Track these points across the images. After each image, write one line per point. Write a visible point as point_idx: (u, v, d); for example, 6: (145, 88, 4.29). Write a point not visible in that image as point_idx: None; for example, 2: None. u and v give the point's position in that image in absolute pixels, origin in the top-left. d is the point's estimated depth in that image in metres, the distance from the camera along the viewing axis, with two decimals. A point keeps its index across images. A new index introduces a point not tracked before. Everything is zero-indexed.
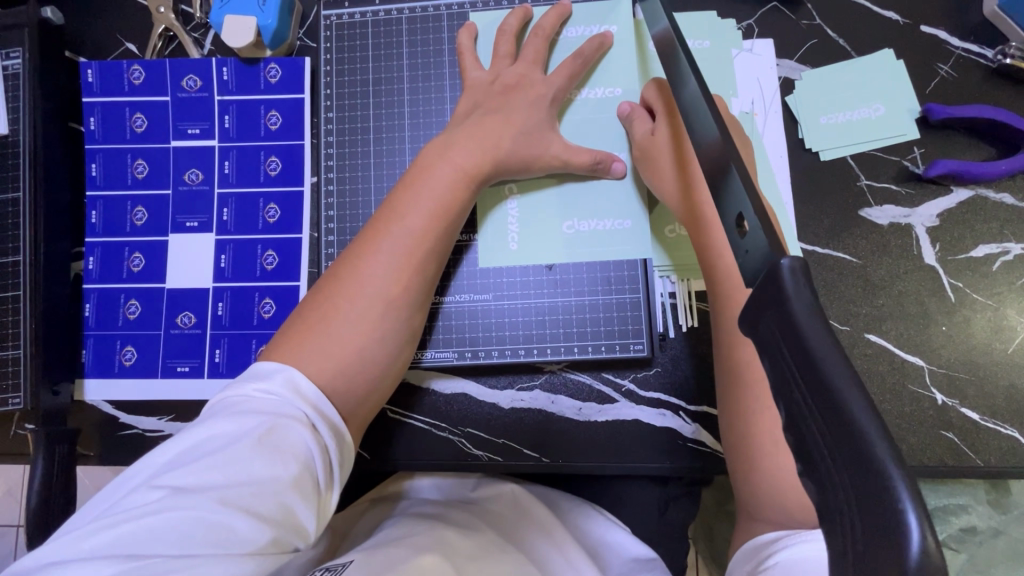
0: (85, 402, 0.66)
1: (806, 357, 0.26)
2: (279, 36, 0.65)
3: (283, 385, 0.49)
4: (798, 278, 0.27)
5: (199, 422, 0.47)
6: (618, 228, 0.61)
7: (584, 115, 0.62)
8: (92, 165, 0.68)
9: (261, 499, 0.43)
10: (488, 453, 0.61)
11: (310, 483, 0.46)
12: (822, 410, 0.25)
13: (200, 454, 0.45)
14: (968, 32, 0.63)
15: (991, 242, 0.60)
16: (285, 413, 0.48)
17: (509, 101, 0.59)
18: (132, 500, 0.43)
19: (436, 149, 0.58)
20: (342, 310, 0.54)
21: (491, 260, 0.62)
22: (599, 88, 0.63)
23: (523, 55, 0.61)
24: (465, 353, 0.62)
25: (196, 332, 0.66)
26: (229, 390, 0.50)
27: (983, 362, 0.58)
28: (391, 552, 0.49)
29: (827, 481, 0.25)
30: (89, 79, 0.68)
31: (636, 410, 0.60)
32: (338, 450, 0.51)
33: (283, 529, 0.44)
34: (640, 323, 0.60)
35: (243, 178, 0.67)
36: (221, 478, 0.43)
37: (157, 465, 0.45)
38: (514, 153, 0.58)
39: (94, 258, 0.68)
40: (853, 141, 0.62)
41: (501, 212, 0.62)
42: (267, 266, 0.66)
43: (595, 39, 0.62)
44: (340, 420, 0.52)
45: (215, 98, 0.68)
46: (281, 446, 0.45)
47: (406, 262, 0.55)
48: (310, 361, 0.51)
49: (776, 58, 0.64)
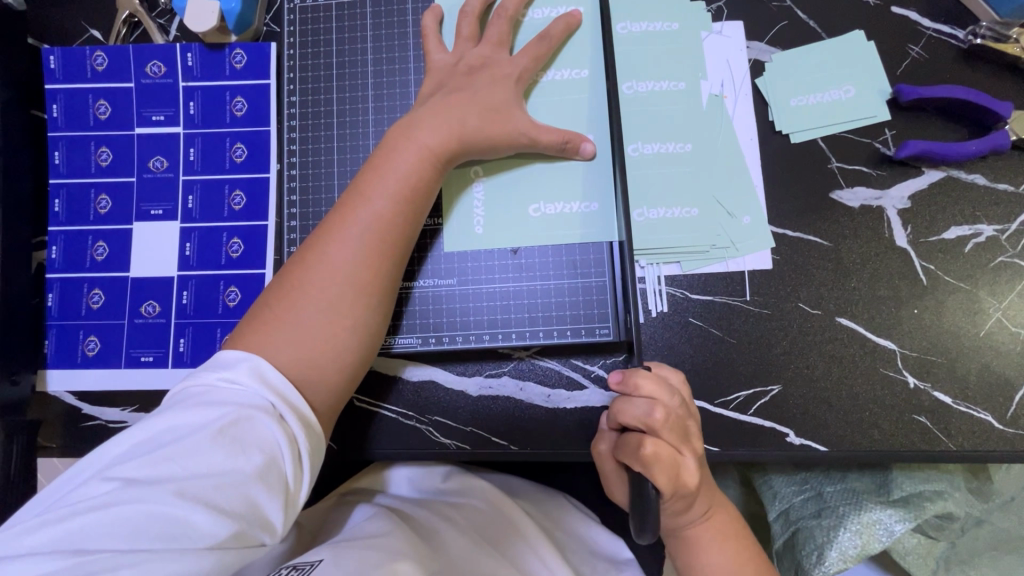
0: (48, 393, 0.65)
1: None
2: (244, 20, 0.65)
3: (248, 374, 0.48)
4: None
5: (159, 412, 0.46)
6: (585, 211, 0.60)
7: (551, 98, 0.61)
8: (55, 153, 0.67)
9: (221, 492, 0.43)
10: (456, 442, 0.60)
11: (275, 475, 0.45)
12: None
13: (158, 446, 0.44)
14: (939, 13, 0.62)
15: (964, 224, 0.59)
16: (248, 403, 0.47)
17: (472, 82, 0.58)
18: (85, 492, 0.42)
19: (403, 130, 0.57)
20: (307, 296, 0.52)
21: (456, 244, 0.61)
22: (565, 70, 0.62)
23: (486, 37, 0.60)
24: (429, 338, 0.60)
25: (160, 321, 0.65)
26: (192, 380, 0.49)
27: (955, 345, 0.58)
28: (363, 553, 0.48)
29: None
30: (52, 66, 0.67)
31: (604, 396, 0.60)
32: (308, 441, 0.49)
33: (245, 522, 0.43)
34: (606, 306, 0.59)
35: (208, 165, 0.66)
36: (179, 471, 0.42)
37: (114, 455, 0.44)
38: (477, 134, 0.57)
39: (57, 247, 0.67)
40: (822, 123, 0.61)
41: (467, 195, 0.61)
42: (232, 254, 0.65)
43: (561, 20, 0.61)
44: (309, 410, 0.50)
45: (179, 85, 0.67)
46: (243, 437, 0.45)
47: (374, 248, 0.54)
48: (271, 346, 0.51)
49: (746, 40, 0.63)
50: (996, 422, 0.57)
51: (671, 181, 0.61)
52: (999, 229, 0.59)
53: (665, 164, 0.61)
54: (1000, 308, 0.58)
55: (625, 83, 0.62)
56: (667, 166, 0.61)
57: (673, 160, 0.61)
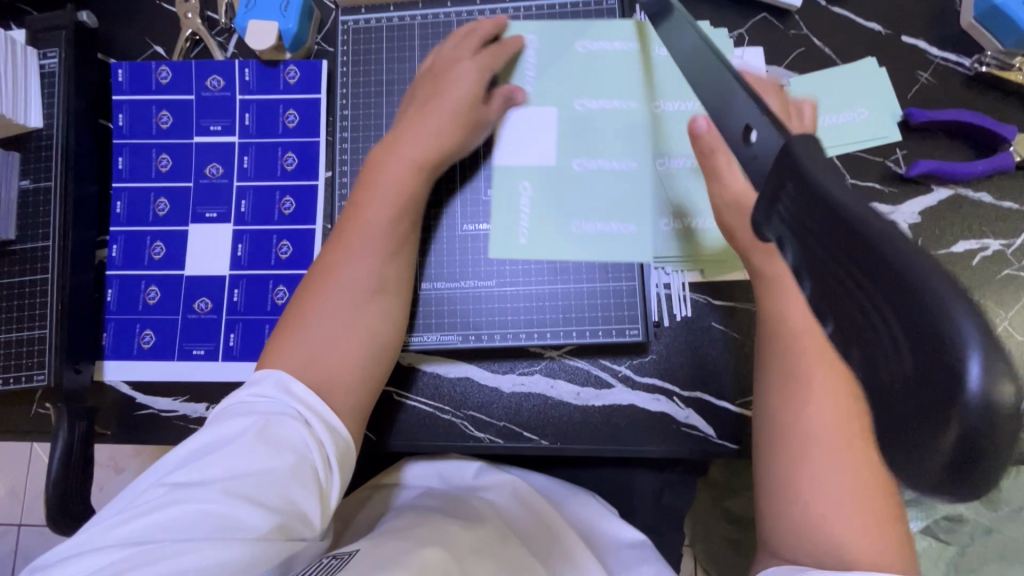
0: (104, 382, 0.69)
1: (833, 210, 0.22)
2: (299, 39, 0.70)
3: (274, 386, 0.52)
4: (814, 145, 0.25)
5: (204, 426, 0.51)
6: (624, 232, 0.63)
7: (567, 121, 0.65)
8: (118, 158, 0.72)
9: (260, 489, 0.46)
10: (489, 435, 0.64)
11: (309, 473, 0.49)
12: (867, 271, 0.20)
13: (204, 452, 0.48)
14: (948, 42, 0.67)
15: (971, 238, 0.63)
16: (280, 410, 0.51)
17: (442, 81, 0.62)
18: (143, 496, 0.46)
19: (388, 148, 0.61)
20: (316, 307, 0.56)
21: (502, 251, 0.64)
22: (608, 101, 0.65)
23: (463, 46, 0.64)
24: (469, 335, 0.64)
25: (212, 317, 0.69)
26: (230, 396, 0.53)
27: None
28: (394, 545, 0.51)
29: (887, 354, 0.20)
30: (119, 78, 0.72)
31: (631, 395, 0.63)
32: (336, 445, 0.53)
33: (284, 515, 0.46)
34: (636, 309, 0.63)
35: (261, 172, 0.71)
36: (224, 472, 0.46)
37: (167, 463, 0.48)
38: (459, 137, 0.61)
39: (117, 246, 0.71)
40: (838, 142, 0.65)
41: (514, 203, 0.64)
42: (281, 255, 0.69)
43: (514, 40, 0.65)
44: (337, 418, 0.54)
45: (236, 98, 0.72)
46: (277, 439, 0.48)
47: (376, 256, 0.58)
48: (292, 350, 0.54)
49: (766, 64, 0.68)
50: None
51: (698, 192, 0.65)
52: (1005, 244, 0.63)
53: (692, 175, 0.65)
54: (1007, 318, 0.61)
55: (661, 103, 0.65)
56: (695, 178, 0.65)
57: None
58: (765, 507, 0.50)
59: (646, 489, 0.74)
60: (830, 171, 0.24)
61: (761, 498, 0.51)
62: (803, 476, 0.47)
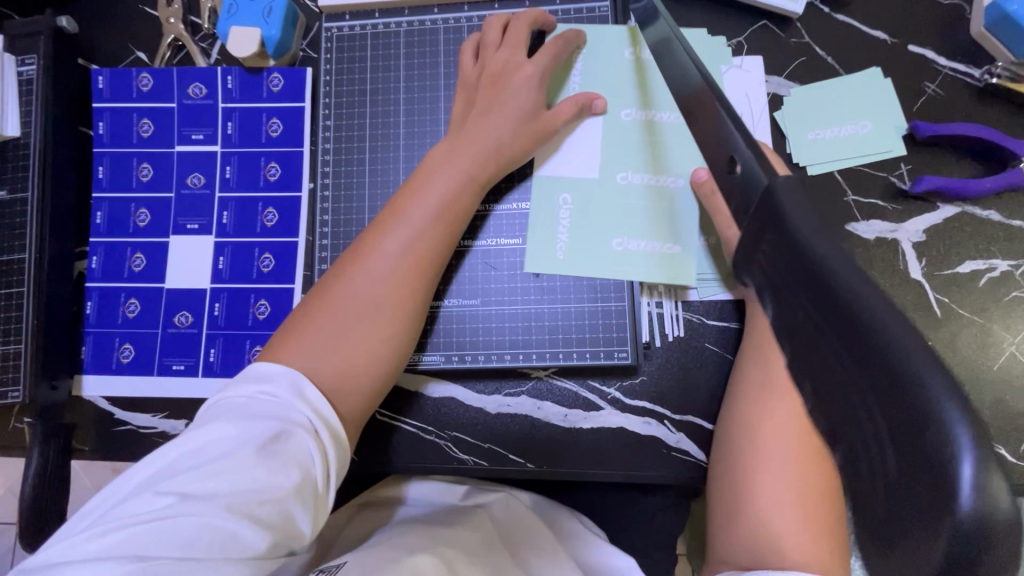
0: (82, 398, 0.67)
1: (818, 278, 0.21)
2: (282, 46, 0.68)
3: (288, 388, 0.47)
4: (796, 191, 0.24)
5: (201, 423, 0.46)
6: (668, 251, 0.61)
7: (610, 128, 0.63)
8: (99, 168, 0.71)
9: (262, 506, 0.42)
10: (474, 458, 0.62)
11: (310, 489, 0.45)
12: (852, 353, 0.19)
13: (203, 459, 0.43)
14: (955, 52, 0.64)
15: (978, 258, 0.60)
16: (289, 417, 0.46)
17: (503, 87, 0.60)
18: (135, 504, 0.41)
19: (443, 152, 0.59)
20: (341, 306, 0.52)
21: (539, 266, 0.62)
22: (635, 112, 0.64)
23: (513, 41, 0.62)
24: (453, 356, 0.62)
25: (192, 331, 0.67)
26: (228, 388, 0.48)
27: (970, 378, 0.58)
28: (382, 553, 0.51)
29: (864, 441, 0.20)
30: (100, 85, 0.71)
31: (621, 418, 0.61)
32: (338, 455, 0.49)
33: (282, 536, 0.43)
34: (625, 331, 0.61)
35: (243, 183, 0.69)
36: (225, 486, 0.42)
37: (161, 465, 0.43)
38: (516, 143, 0.59)
39: (97, 258, 0.69)
40: (839, 157, 0.63)
41: (554, 214, 0.63)
42: (263, 269, 0.67)
43: (573, 35, 0.63)
44: (339, 424, 0.49)
45: (218, 106, 0.70)
46: (285, 452, 0.44)
47: (416, 258, 0.55)
48: (309, 353, 0.50)
49: (765, 74, 0.65)
50: (1011, 454, 0.57)
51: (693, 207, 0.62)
52: (1014, 265, 0.60)
53: (683, 190, 0.62)
54: (1015, 342, 0.59)
55: (658, 113, 0.63)
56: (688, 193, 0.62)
57: None
58: (719, 507, 0.52)
59: (637, 511, 0.72)
60: (813, 224, 0.22)
61: (722, 511, 0.52)
62: (760, 490, 0.49)
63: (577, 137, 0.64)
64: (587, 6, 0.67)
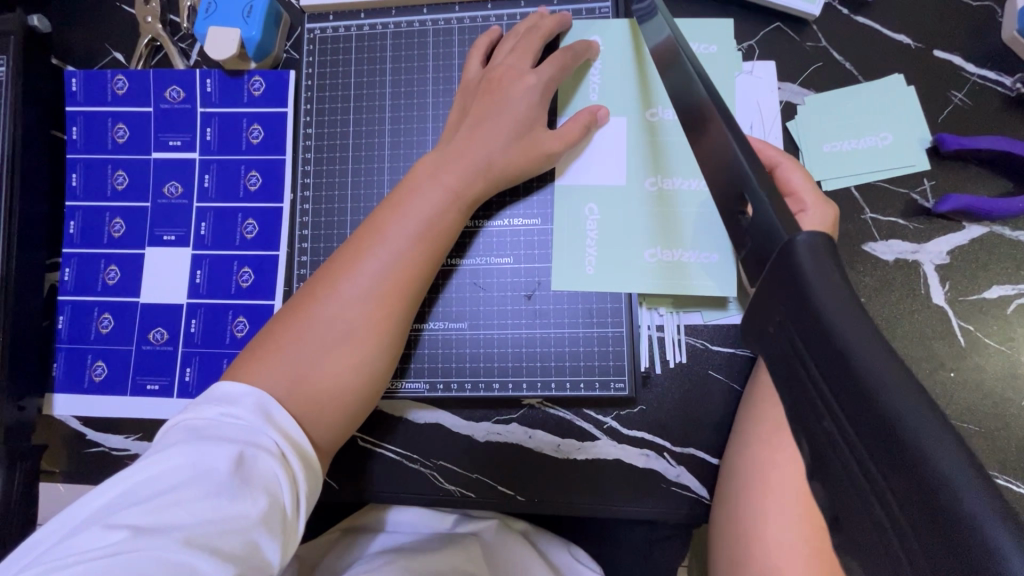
0: (53, 417, 0.64)
1: (837, 360, 0.21)
2: (264, 48, 0.64)
3: (253, 410, 0.43)
4: (821, 256, 0.23)
5: (154, 450, 0.41)
6: (706, 261, 0.56)
7: (632, 132, 0.59)
8: (73, 175, 0.67)
9: (224, 536, 0.37)
10: (460, 488, 0.58)
11: (279, 516, 0.40)
12: (879, 450, 0.20)
13: (157, 489, 0.38)
14: (985, 59, 0.59)
15: (1007, 283, 0.56)
16: (252, 439, 0.42)
17: (501, 96, 0.56)
18: (77, 542, 0.36)
19: (430, 163, 0.55)
20: (313, 327, 0.48)
21: (565, 282, 0.58)
22: (662, 110, 0.59)
23: (518, 50, 0.58)
24: (437, 384, 0.59)
25: (167, 349, 0.64)
26: (186, 413, 0.43)
27: (996, 413, 0.54)
28: None
29: (883, 540, 0.20)
30: (74, 88, 0.67)
31: (617, 450, 0.57)
32: (308, 482, 0.44)
33: (248, 569, 0.38)
34: (622, 360, 0.57)
35: (222, 192, 0.65)
36: (183, 515, 0.37)
37: (107, 499, 0.38)
38: (508, 165, 0.55)
39: (70, 269, 0.66)
40: (856, 171, 0.58)
41: (580, 222, 0.59)
42: (242, 283, 0.64)
43: (583, 45, 0.59)
44: (310, 449, 0.45)
45: (197, 110, 0.66)
46: (247, 476, 0.39)
47: (394, 277, 0.51)
48: (279, 376, 0.46)
49: (778, 81, 0.60)
50: None
51: (703, 221, 0.57)
52: None
53: (686, 203, 0.58)
54: None
55: (654, 110, 0.59)
56: (695, 206, 0.58)
57: (704, 198, 0.58)
58: (722, 553, 0.48)
59: (634, 542, 0.69)
60: (838, 300, 0.22)
61: None
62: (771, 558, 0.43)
63: (598, 144, 0.59)
64: (587, 7, 0.62)
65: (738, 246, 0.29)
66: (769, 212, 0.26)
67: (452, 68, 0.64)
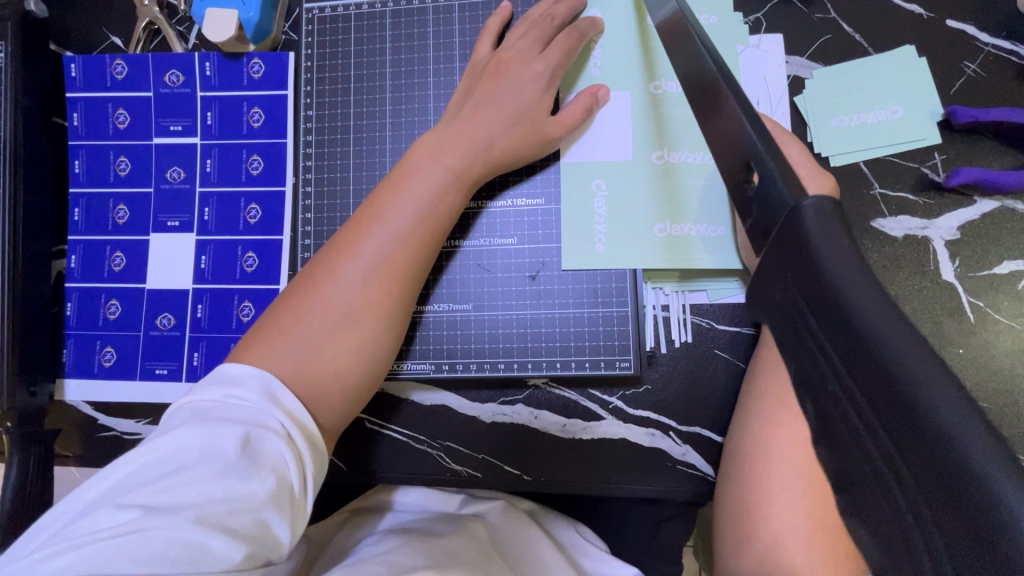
0: (65, 402, 0.65)
1: (847, 331, 0.21)
2: (262, 29, 0.63)
3: (257, 391, 0.43)
4: (827, 221, 0.23)
5: (160, 431, 0.41)
6: (712, 236, 0.56)
7: (637, 107, 0.58)
8: (75, 162, 0.67)
9: (234, 515, 0.38)
10: (468, 468, 0.59)
11: (287, 495, 0.41)
12: (892, 417, 0.19)
13: (165, 470, 0.38)
14: (1000, 28, 0.58)
15: (1017, 258, 0.55)
16: (257, 421, 0.42)
17: (506, 79, 0.55)
18: (90, 522, 0.36)
19: (427, 144, 0.54)
20: (315, 309, 0.48)
21: (572, 261, 0.58)
22: (666, 83, 0.58)
23: (525, 33, 0.57)
24: (442, 365, 0.59)
25: (174, 334, 0.65)
26: (191, 396, 0.43)
27: (1005, 390, 0.54)
28: (369, 566, 0.48)
29: (891, 503, 0.20)
30: (73, 74, 0.67)
31: (623, 429, 0.57)
32: (314, 461, 0.45)
33: (259, 545, 0.38)
34: (627, 339, 0.57)
35: (225, 176, 0.65)
36: (192, 496, 0.37)
37: (117, 479, 0.38)
38: (508, 149, 0.55)
39: (76, 256, 0.67)
40: (865, 146, 0.57)
41: (588, 200, 0.58)
42: (247, 268, 0.64)
43: (589, 21, 0.58)
44: (316, 429, 0.46)
45: (197, 94, 0.66)
46: (254, 456, 0.40)
47: (392, 259, 0.51)
48: (282, 358, 0.47)
49: (786, 54, 0.59)
50: None
51: (708, 196, 0.56)
52: None
53: (692, 178, 0.57)
54: None
55: (658, 83, 0.58)
56: (701, 180, 0.57)
57: (710, 171, 0.57)
58: (728, 533, 0.48)
59: (641, 521, 0.69)
60: (847, 268, 0.21)
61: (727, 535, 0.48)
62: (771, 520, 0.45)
63: (605, 120, 0.58)
64: None
65: (744, 218, 0.28)
66: (777, 183, 0.26)
67: (453, 46, 0.63)
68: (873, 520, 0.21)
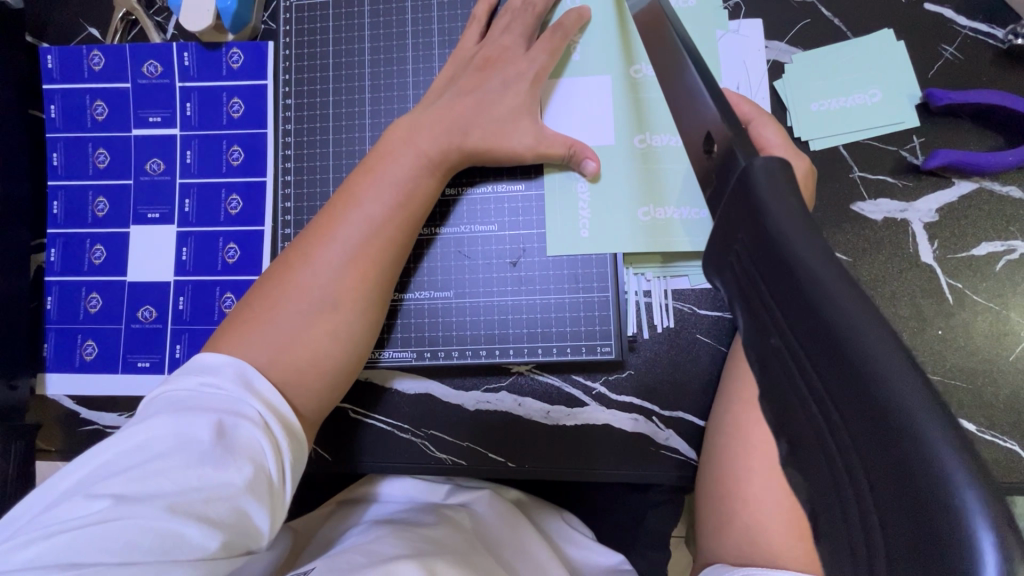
0: (46, 396, 0.65)
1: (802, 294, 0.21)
2: (241, 19, 0.63)
3: (233, 380, 0.43)
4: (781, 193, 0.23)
5: (136, 421, 0.41)
6: (694, 218, 0.56)
7: (617, 93, 0.58)
8: (53, 154, 0.67)
9: (210, 503, 0.38)
10: (452, 457, 0.59)
11: (265, 484, 0.40)
12: (840, 379, 0.20)
13: (138, 459, 0.38)
14: (976, 11, 0.58)
15: (995, 239, 0.55)
16: (233, 410, 0.42)
17: (491, 74, 0.56)
18: (62, 512, 0.36)
19: (401, 130, 0.54)
20: (291, 295, 0.48)
21: (554, 247, 0.58)
22: (644, 69, 0.58)
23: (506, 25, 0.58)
24: (424, 352, 0.59)
25: (156, 326, 0.64)
26: (167, 386, 0.43)
27: (984, 370, 0.54)
28: (351, 556, 0.48)
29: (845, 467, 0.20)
30: (49, 65, 0.66)
31: (607, 415, 0.57)
32: (293, 450, 0.44)
33: (236, 533, 0.38)
34: (608, 324, 0.57)
35: (205, 168, 0.65)
36: (167, 484, 0.37)
37: (90, 469, 0.38)
38: (484, 143, 0.55)
39: (55, 250, 0.66)
40: (844, 130, 0.57)
41: (569, 186, 0.58)
42: (228, 259, 0.64)
43: (573, 12, 0.58)
44: (294, 417, 0.46)
45: (176, 85, 0.65)
46: (230, 445, 0.39)
47: (369, 245, 0.51)
48: (258, 344, 0.46)
49: (765, 39, 0.59)
50: None
51: (688, 180, 0.57)
52: None
53: (671, 162, 0.57)
54: None
55: (636, 67, 0.58)
56: (679, 163, 0.57)
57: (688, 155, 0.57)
58: (710, 515, 0.48)
59: (627, 507, 0.70)
60: None
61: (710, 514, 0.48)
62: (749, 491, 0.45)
63: (586, 104, 0.58)
64: None
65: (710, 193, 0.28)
66: None
67: (432, 33, 0.62)
68: (831, 484, 0.21)
